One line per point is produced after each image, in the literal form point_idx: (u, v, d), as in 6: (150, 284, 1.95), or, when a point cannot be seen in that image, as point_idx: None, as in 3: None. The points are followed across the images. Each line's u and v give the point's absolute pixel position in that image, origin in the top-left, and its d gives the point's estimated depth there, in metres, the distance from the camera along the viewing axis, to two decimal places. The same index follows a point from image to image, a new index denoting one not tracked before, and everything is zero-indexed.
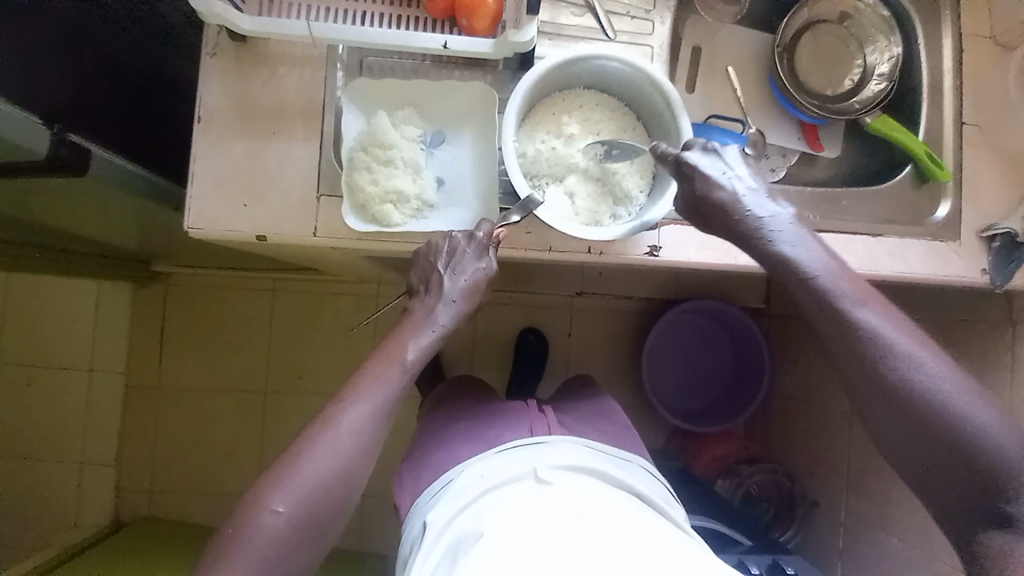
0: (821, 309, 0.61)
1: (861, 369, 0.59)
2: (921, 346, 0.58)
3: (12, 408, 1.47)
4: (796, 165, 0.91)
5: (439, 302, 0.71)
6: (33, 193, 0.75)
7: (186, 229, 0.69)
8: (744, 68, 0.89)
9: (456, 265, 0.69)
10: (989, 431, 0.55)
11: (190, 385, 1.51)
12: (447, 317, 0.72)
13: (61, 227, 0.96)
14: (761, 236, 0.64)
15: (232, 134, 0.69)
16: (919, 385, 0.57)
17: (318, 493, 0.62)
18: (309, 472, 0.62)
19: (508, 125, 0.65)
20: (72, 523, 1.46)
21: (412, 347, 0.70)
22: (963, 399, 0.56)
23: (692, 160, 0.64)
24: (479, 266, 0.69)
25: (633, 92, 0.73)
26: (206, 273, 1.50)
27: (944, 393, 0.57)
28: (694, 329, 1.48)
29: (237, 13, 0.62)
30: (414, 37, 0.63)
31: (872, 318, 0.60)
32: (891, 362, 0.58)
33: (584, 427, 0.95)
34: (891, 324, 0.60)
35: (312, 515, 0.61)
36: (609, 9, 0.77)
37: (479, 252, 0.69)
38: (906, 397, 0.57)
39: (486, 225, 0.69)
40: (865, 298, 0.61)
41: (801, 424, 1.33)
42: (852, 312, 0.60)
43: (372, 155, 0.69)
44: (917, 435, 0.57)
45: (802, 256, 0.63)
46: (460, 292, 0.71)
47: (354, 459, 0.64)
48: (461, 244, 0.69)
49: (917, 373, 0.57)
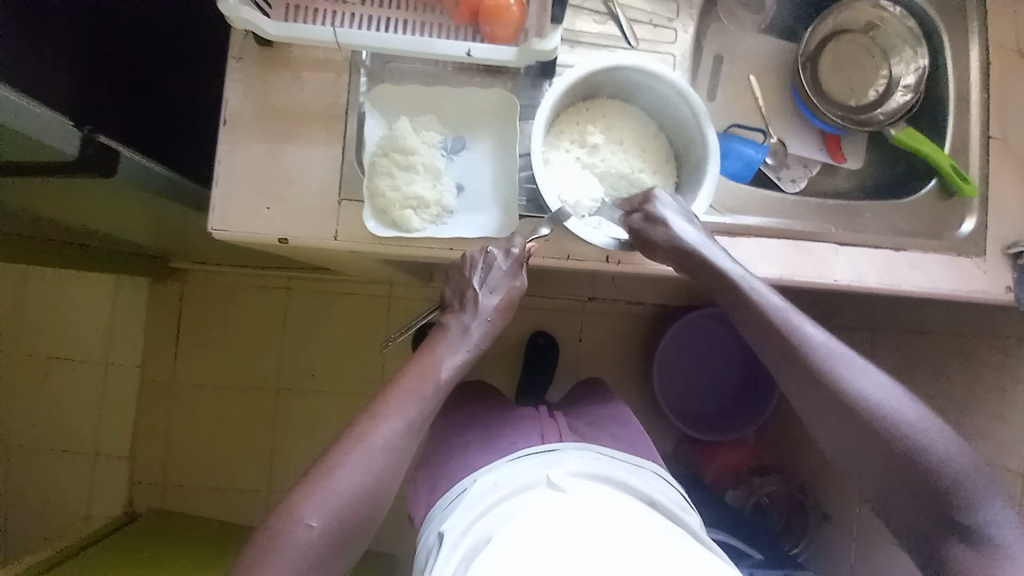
0: (777, 337, 0.66)
1: (817, 394, 0.64)
2: (858, 369, 0.64)
3: (31, 399, 1.50)
4: (817, 175, 0.90)
5: (474, 319, 0.72)
6: (64, 189, 0.76)
7: (209, 232, 0.70)
8: (766, 77, 0.88)
9: (490, 283, 0.70)
10: (936, 441, 0.60)
11: (203, 381, 1.53)
12: (481, 333, 0.72)
13: (80, 224, 0.98)
14: (726, 275, 0.66)
15: (255, 137, 0.70)
16: (858, 403, 0.62)
17: (347, 503, 0.62)
18: (339, 483, 0.62)
19: (534, 138, 0.65)
20: (85, 515, 1.49)
21: (445, 365, 0.70)
22: (900, 413, 0.61)
23: (663, 212, 0.65)
24: (514, 284, 0.71)
25: (656, 101, 0.72)
26: (222, 270, 1.52)
27: (892, 410, 0.61)
28: (706, 337, 1.46)
29: (263, 18, 0.62)
30: (437, 44, 0.64)
31: (823, 344, 0.65)
32: (843, 385, 0.63)
33: (595, 434, 0.94)
34: (840, 348, 0.65)
35: (340, 525, 0.61)
36: (632, 17, 0.76)
37: (514, 270, 0.70)
38: (860, 416, 0.62)
39: (521, 241, 0.69)
40: (807, 326, 0.66)
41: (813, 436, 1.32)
42: (797, 337, 0.65)
43: (393, 160, 0.69)
44: (864, 451, 0.61)
45: (750, 288, 0.67)
46: (494, 311, 0.72)
47: (384, 470, 0.64)
48: (501, 261, 0.69)
49: (866, 394, 0.62)
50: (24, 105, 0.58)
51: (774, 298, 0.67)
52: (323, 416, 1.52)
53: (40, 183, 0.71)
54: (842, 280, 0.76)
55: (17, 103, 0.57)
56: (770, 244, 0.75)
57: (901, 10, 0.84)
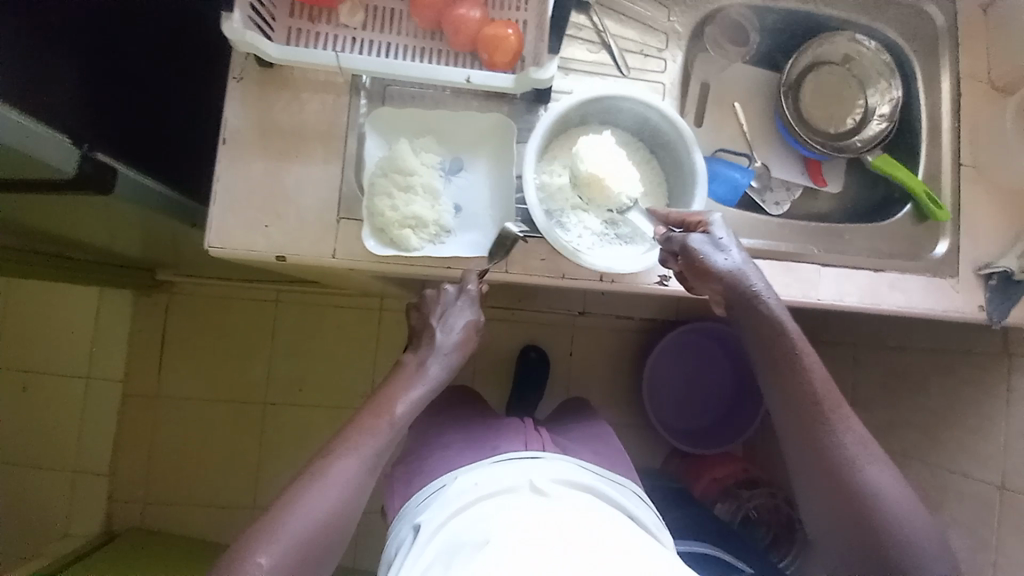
0: (795, 399, 0.67)
1: (820, 462, 0.65)
2: (874, 461, 0.65)
3: (10, 413, 1.46)
4: (799, 199, 0.94)
5: (431, 355, 0.73)
6: (61, 204, 0.76)
7: (206, 248, 0.70)
8: (750, 104, 0.92)
9: (447, 320, 0.73)
10: (917, 542, 0.62)
11: (189, 395, 1.50)
12: (440, 372, 0.73)
13: (69, 236, 0.97)
14: (777, 331, 0.68)
15: (254, 155, 0.70)
16: (867, 492, 0.63)
17: (324, 519, 0.63)
18: (316, 500, 0.63)
19: (528, 161, 0.68)
20: (62, 533, 1.44)
21: (401, 401, 0.71)
22: (898, 512, 0.63)
23: (718, 235, 0.66)
24: (468, 318, 0.73)
25: (646, 127, 0.74)
26: (212, 283, 1.50)
27: (892, 508, 0.63)
28: (695, 351, 1.49)
29: (266, 40, 0.63)
30: (439, 70, 0.66)
31: (847, 427, 0.66)
32: (845, 460, 0.65)
33: (586, 451, 0.95)
34: (853, 426, 0.66)
35: (316, 541, 0.62)
36: (624, 46, 0.79)
37: (468, 304, 0.73)
38: (851, 493, 0.64)
39: (473, 273, 0.72)
40: (841, 408, 0.67)
41: None
42: (828, 415, 0.66)
43: (392, 181, 0.70)
44: (851, 537, 0.63)
45: (791, 356, 0.68)
46: (453, 345, 0.74)
47: (362, 484, 0.67)
48: (464, 295, 0.73)
49: (875, 485, 0.64)
50: (21, 123, 0.58)
51: (807, 364, 0.67)
52: (312, 435, 1.50)
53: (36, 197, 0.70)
54: (827, 300, 0.79)
55: (17, 119, 0.58)
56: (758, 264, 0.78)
57: (876, 44, 0.89)
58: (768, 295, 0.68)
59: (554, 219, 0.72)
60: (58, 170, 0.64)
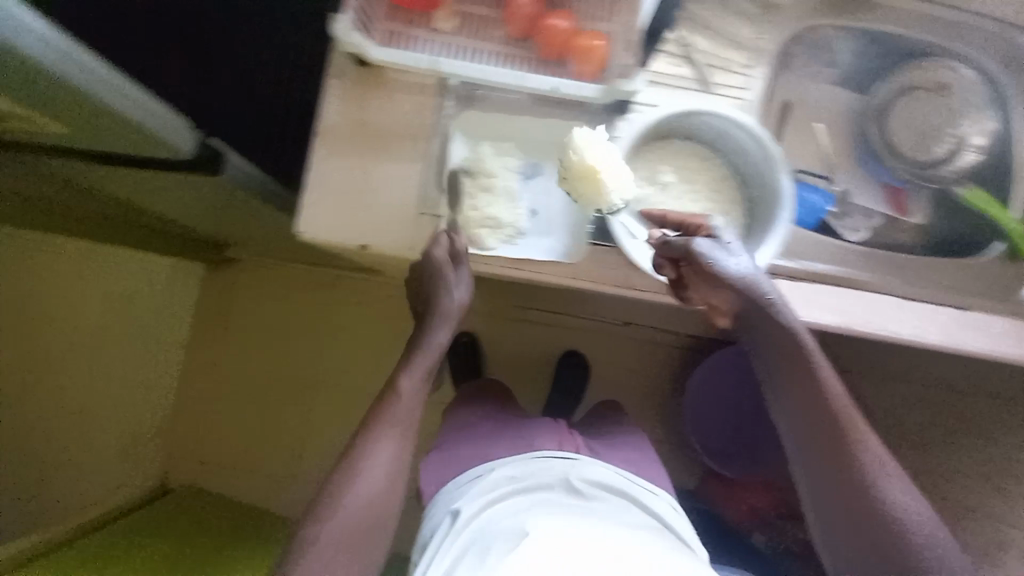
0: (813, 412, 0.68)
1: (842, 476, 0.66)
2: (894, 477, 0.65)
3: (74, 369, 1.53)
4: (880, 226, 0.90)
5: (435, 321, 0.76)
6: (173, 184, 0.81)
7: (298, 232, 0.74)
8: (833, 127, 0.90)
9: (436, 282, 0.73)
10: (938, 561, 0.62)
11: (246, 366, 1.59)
12: (446, 335, 0.78)
13: (159, 211, 1.03)
14: (796, 343, 0.68)
15: (349, 150, 0.75)
16: (885, 507, 0.64)
17: (380, 480, 0.74)
18: (371, 465, 0.73)
19: (613, 175, 0.67)
20: (113, 487, 1.51)
21: (412, 365, 0.77)
22: (918, 530, 0.63)
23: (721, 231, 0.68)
24: (452, 278, 0.72)
25: (730, 144, 0.73)
26: (275, 264, 1.58)
27: (913, 524, 0.63)
28: (740, 373, 1.44)
29: (372, 43, 0.67)
30: (529, 78, 0.69)
31: (867, 442, 0.66)
32: (868, 474, 0.65)
33: (626, 466, 0.94)
34: (873, 441, 0.67)
35: (374, 500, 0.74)
36: (710, 62, 0.78)
37: (450, 262, 0.72)
38: (872, 508, 0.64)
39: (440, 251, 0.71)
40: (860, 423, 0.67)
41: None
42: (846, 429, 0.67)
43: (474, 181, 0.75)
44: (869, 550, 0.63)
45: (813, 369, 0.68)
46: (452, 312, 0.76)
47: (403, 443, 0.77)
48: (448, 278, 0.72)
49: (893, 502, 0.64)
50: (149, 102, 0.58)
51: (829, 379, 0.68)
52: (354, 416, 1.57)
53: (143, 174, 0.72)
54: (908, 335, 0.75)
55: (144, 98, 0.58)
56: (824, 294, 0.78)
57: (973, 73, 0.87)
58: (780, 302, 0.68)
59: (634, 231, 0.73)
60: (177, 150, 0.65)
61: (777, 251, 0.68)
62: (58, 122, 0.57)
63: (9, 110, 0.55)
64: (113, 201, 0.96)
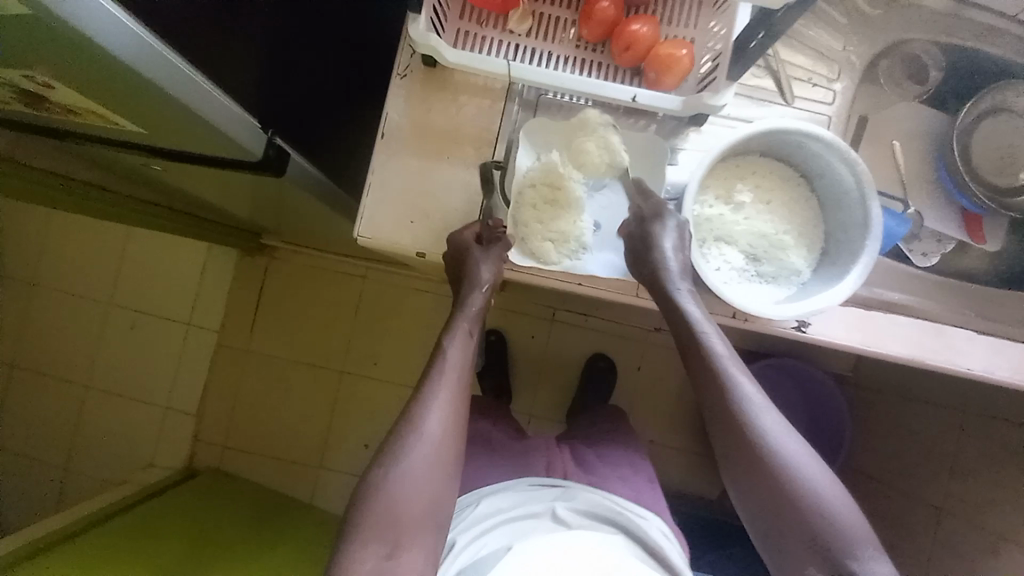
0: (719, 399, 0.63)
1: (727, 434, 0.62)
2: (810, 461, 0.60)
3: (115, 348, 1.58)
4: (951, 252, 0.84)
5: (473, 290, 0.74)
6: (233, 183, 0.78)
7: (355, 237, 0.73)
8: (909, 144, 0.82)
9: (473, 260, 0.70)
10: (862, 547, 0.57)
11: (274, 354, 1.58)
12: (481, 302, 0.75)
13: (205, 201, 1.02)
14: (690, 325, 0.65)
15: (411, 153, 0.72)
16: (806, 495, 0.58)
17: (429, 469, 0.69)
18: (429, 422, 0.70)
19: (689, 193, 0.65)
20: (148, 462, 1.56)
21: (452, 339, 0.75)
22: (842, 518, 0.58)
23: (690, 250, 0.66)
24: (491, 258, 0.70)
25: (815, 164, 0.69)
26: (310, 253, 1.57)
27: (836, 513, 0.58)
28: (775, 389, 1.35)
29: (445, 45, 0.64)
30: (606, 86, 0.65)
31: (778, 427, 0.61)
32: (755, 430, 0.61)
33: (627, 493, 0.90)
34: (757, 392, 0.63)
35: (433, 467, 0.69)
36: (792, 74, 0.76)
37: (487, 239, 0.70)
38: (763, 465, 0.60)
39: (468, 233, 0.70)
40: (765, 405, 0.63)
41: (865, 502, 1.24)
42: (752, 413, 0.62)
43: (540, 190, 0.72)
44: (793, 543, 0.58)
45: (715, 353, 0.64)
46: (489, 284, 0.72)
47: (460, 404, 0.73)
48: (475, 258, 0.70)
49: (815, 491, 0.58)
50: (224, 101, 0.56)
51: (705, 332, 0.65)
52: (379, 408, 1.55)
53: (198, 171, 0.70)
54: (975, 370, 0.72)
55: (221, 99, 0.56)
56: (903, 323, 0.72)
57: None
58: (683, 288, 0.66)
59: (705, 251, 0.70)
60: (250, 153, 0.64)
61: (861, 280, 0.64)
62: (126, 117, 0.53)
63: (75, 105, 0.51)
64: (161, 189, 0.95)
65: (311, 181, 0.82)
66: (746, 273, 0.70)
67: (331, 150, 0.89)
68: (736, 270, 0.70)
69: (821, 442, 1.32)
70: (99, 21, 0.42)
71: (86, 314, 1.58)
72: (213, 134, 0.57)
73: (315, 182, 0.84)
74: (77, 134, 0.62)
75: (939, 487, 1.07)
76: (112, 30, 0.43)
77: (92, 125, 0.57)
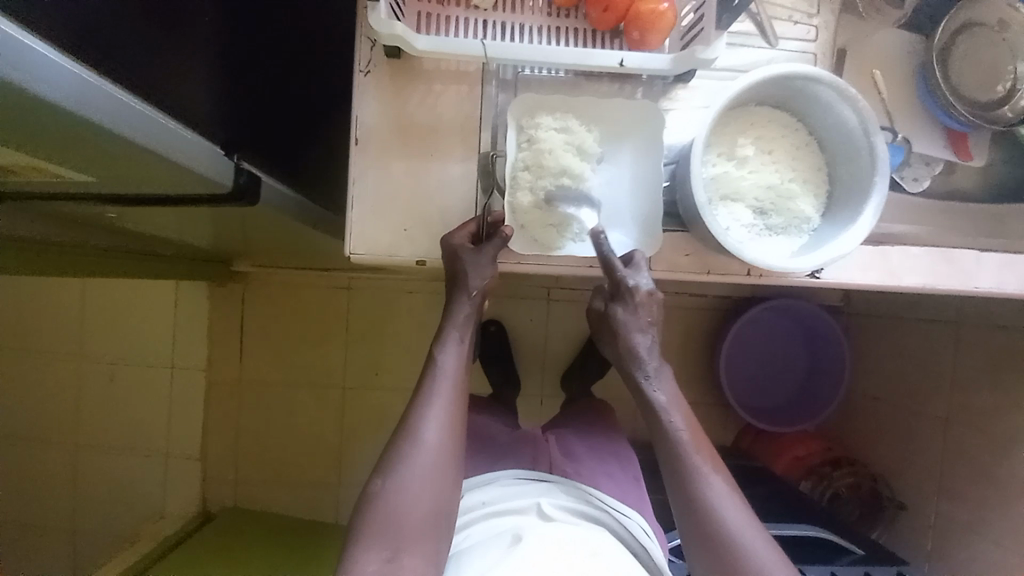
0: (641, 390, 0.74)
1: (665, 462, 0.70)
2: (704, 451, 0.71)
3: (97, 406, 1.48)
4: (940, 174, 0.83)
5: (465, 297, 0.71)
6: (201, 216, 0.71)
7: (348, 255, 0.68)
8: (890, 70, 0.80)
9: (468, 268, 0.67)
10: (744, 524, 0.66)
11: (270, 383, 1.49)
12: (470, 306, 0.72)
13: (166, 239, 0.92)
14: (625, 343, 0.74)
15: (390, 155, 0.67)
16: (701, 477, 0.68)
17: (438, 477, 0.66)
18: (427, 431, 0.67)
19: (696, 153, 0.63)
20: (159, 515, 1.48)
21: (443, 351, 0.72)
22: (728, 501, 0.67)
23: (710, 215, 0.63)
24: (486, 265, 0.67)
25: (808, 105, 0.69)
26: (287, 272, 1.47)
27: (721, 497, 0.67)
28: (776, 334, 1.39)
29: (413, 31, 0.59)
30: (592, 53, 0.60)
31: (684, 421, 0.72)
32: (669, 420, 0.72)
33: (611, 490, 0.85)
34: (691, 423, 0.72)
35: (438, 468, 0.67)
36: (773, 14, 0.74)
37: (487, 248, 0.67)
38: (704, 521, 0.66)
39: (460, 236, 0.66)
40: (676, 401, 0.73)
41: (879, 426, 1.27)
42: (665, 405, 0.72)
43: (536, 171, 0.66)
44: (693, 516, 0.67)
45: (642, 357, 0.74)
46: (482, 288, 0.70)
47: (458, 409, 0.71)
48: (467, 261, 0.66)
49: (708, 477, 0.68)
50: (183, 132, 0.51)
51: (670, 410, 0.72)
52: (382, 420, 1.49)
53: (165, 211, 0.63)
54: (986, 288, 0.76)
55: (182, 132, 0.50)
56: (914, 254, 0.74)
57: None
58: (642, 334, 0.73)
59: (720, 211, 0.67)
60: (220, 184, 0.58)
61: (876, 218, 0.65)
62: (75, 170, 0.47)
63: (10, 163, 0.45)
64: (114, 233, 0.85)
65: (287, 201, 0.75)
66: (762, 227, 0.68)
67: (296, 163, 0.82)
68: (753, 226, 0.68)
69: (824, 379, 1.34)
70: (17, 55, 0.34)
71: (58, 373, 1.47)
72: (180, 173, 0.52)
73: (290, 202, 0.76)
74: (18, 191, 0.55)
75: (947, 398, 1.10)
76: (30, 62, 0.35)
77: (35, 181, 0.51)
